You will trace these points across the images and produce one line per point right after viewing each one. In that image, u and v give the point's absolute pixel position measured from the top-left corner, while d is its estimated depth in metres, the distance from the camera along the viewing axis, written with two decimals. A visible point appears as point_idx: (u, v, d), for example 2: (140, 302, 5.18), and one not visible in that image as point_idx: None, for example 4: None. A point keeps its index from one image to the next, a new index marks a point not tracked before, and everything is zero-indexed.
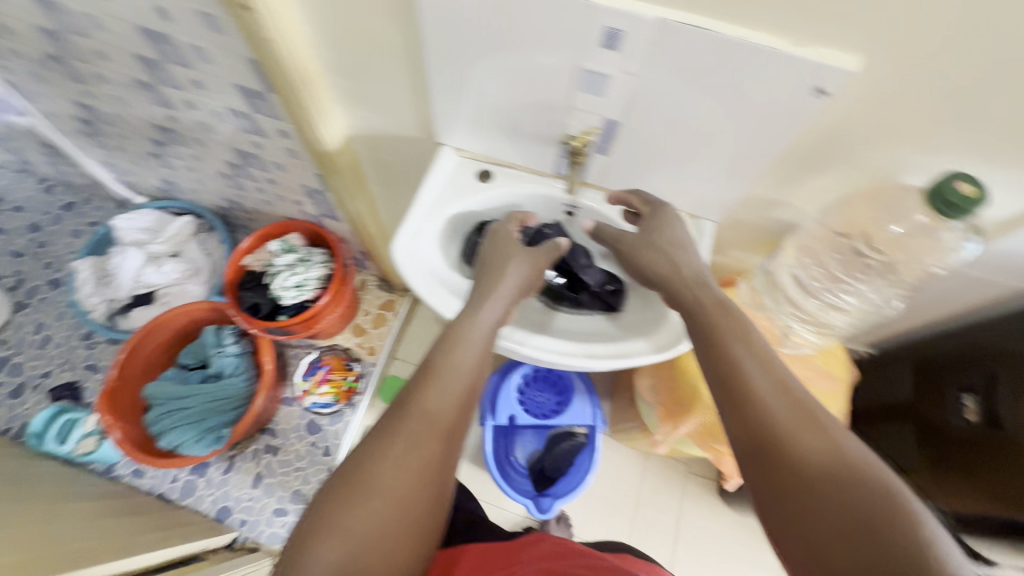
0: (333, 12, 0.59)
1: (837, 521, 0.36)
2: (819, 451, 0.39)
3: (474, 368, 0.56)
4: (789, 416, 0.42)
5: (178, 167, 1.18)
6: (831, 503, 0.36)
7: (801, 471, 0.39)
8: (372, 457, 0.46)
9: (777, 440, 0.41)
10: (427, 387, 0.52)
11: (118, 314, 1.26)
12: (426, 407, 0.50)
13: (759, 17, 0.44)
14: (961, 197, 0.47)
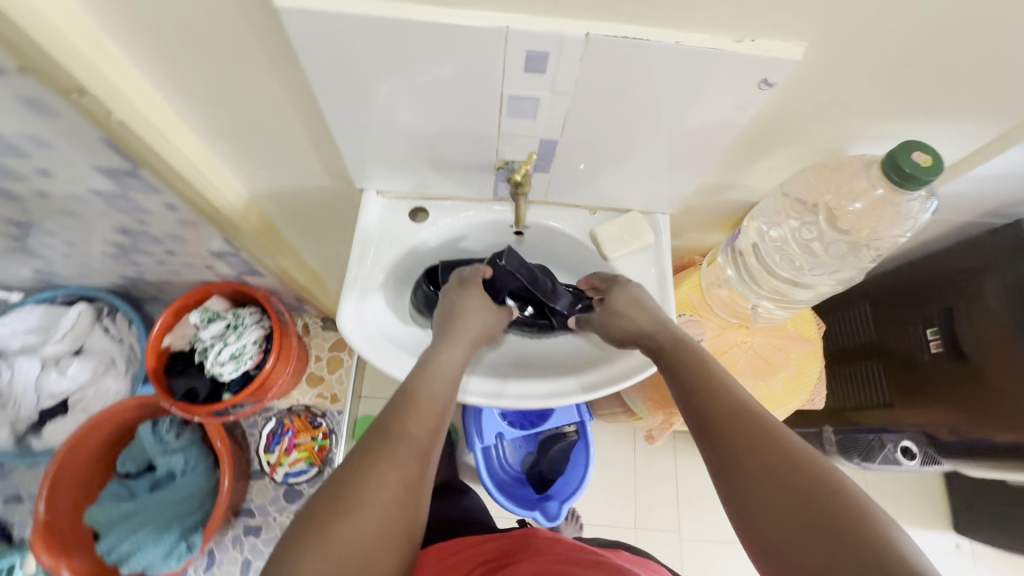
0: (193, 76, 0.48)
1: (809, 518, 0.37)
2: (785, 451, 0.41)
3: (447, 398, 0.52)
4: (767, 427, 0.43)
5: (52, 257, 1.00)
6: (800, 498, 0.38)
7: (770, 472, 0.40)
8: (354, 481, 0.42)
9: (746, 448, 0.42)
10: (406, 415, 0.48)
11: (29, 434, 1.09)
12: (408, 435, 0.47)
13: (694, 17, 0.40)
14: (912, 166, 0.46)
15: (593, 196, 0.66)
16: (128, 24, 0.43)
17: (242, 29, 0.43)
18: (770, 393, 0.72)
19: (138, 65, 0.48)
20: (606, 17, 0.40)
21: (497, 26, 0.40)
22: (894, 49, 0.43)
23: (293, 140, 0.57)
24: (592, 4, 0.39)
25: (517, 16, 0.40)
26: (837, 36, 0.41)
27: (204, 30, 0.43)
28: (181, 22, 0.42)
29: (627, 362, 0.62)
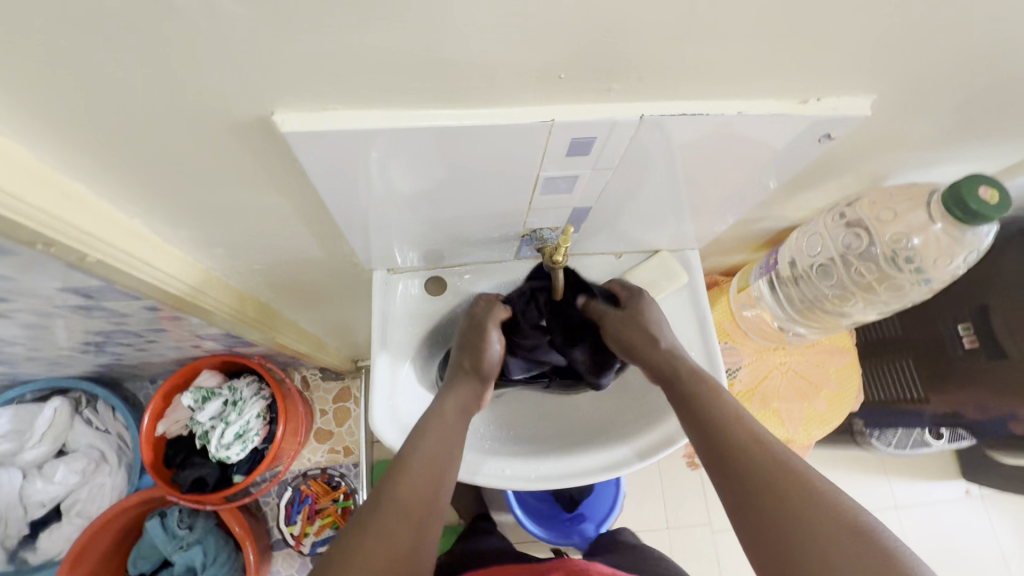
0: (179, 198, 0.41)
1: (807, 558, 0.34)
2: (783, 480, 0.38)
3: (448, 451, 0.48)
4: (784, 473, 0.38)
5: (17, 361, 0.90)
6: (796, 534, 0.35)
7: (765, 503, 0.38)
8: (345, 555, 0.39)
9: (743, 478, 0.39)
10: (399, 477, 0.44)
11: (23, 548, 1.01)
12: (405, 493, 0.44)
13: (756, 84, 0.36)
14: (978, 201, 0.43)
15: (620, 241, 0.62)
16: (99, 163, 0.36)
17: (238, 153, 0.36)
18: (816, 413, 0.71)
19: (113, 198, 0.40)
20: (659, 96, 0.36)
21: (542, 120, 0.35)
22: (955, 89, 0.40)
23: (295, 237, 0.51)
24: (648, 86, 0.34)
25: (564, 107, 0.35)
26: (900, 84, 0.39)
27: (192, 159, 0.36)
28: (165, 154, 0.36)
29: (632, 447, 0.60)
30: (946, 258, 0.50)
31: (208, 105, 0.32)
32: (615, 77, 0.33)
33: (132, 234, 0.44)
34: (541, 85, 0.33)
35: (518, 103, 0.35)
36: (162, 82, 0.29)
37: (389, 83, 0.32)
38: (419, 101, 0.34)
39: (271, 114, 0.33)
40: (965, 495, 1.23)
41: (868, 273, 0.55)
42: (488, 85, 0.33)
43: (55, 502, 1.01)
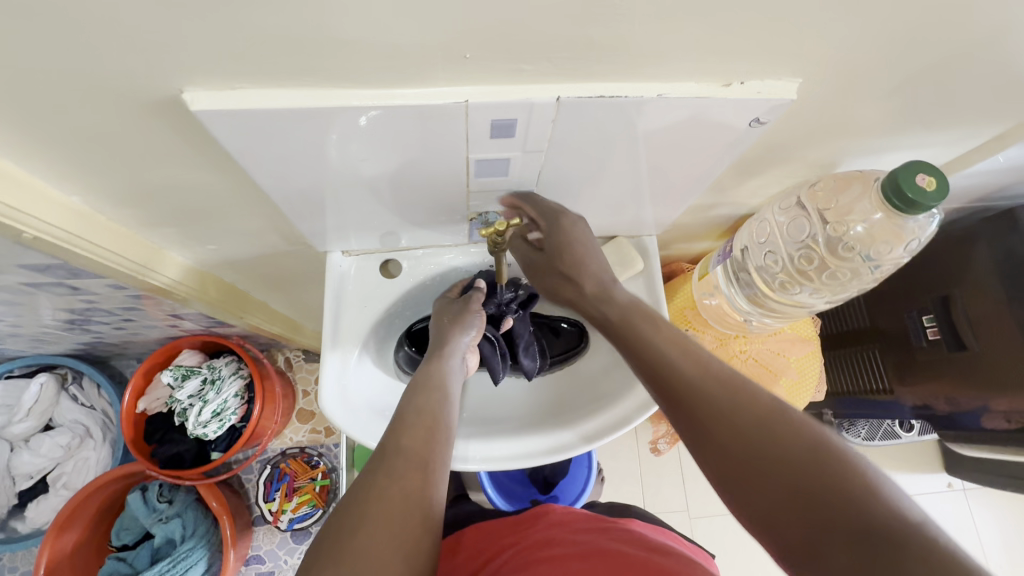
0: (118, 177, 0.42)
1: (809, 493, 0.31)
2: (769, 416, 0.35)
3: (445, 410, 0.50)
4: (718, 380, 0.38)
5: (1, 337, 0.92)
6: (795, 471, 0.32)
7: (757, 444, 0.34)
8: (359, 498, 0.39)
9: (728, 426, 0.36)
10: (400, 429, 0.45)
11: (13, 518, 1.04)
12: (410, 447, 0.44)
13: (671, 65, 0.36)
14: (916, 190, 0.42)
15: None
16: (26, 141, 0.37)
17: (161, 130, 0.37)
18: None
19: (50, 177, 0.41)
20: (576, 77, 0.36)
21: (456, 100, 0.36)
22: (885, 76, 0.40)
23: (245, 217, 0.52)
24: (558, 67, 0.35)
25: (475, 88, 0.36)
26: (824, 71, 0.38)
27: (118, 138, 0.37)
28: (89, 133, 0.36)
29: (607, 420, 0.62)
30: (888, 246, 0.50)
31: (119, 83, 0.32)
32: (523, 58, 0.34)
33: (73, 212, 0.45)
34: (449, 64, 0.34)
35: (430, 84, 0.36)
36: (68, 60, 0.30)
37: (297, 63, 0.33)
38: (333, 82, 0.35)
39: (180, 92, 0.34)
40: (947, 488, 1.23)
41: (826, 262, 0.54)
42: (395, 66, 0.33)
43: (42, 475, 1.04)
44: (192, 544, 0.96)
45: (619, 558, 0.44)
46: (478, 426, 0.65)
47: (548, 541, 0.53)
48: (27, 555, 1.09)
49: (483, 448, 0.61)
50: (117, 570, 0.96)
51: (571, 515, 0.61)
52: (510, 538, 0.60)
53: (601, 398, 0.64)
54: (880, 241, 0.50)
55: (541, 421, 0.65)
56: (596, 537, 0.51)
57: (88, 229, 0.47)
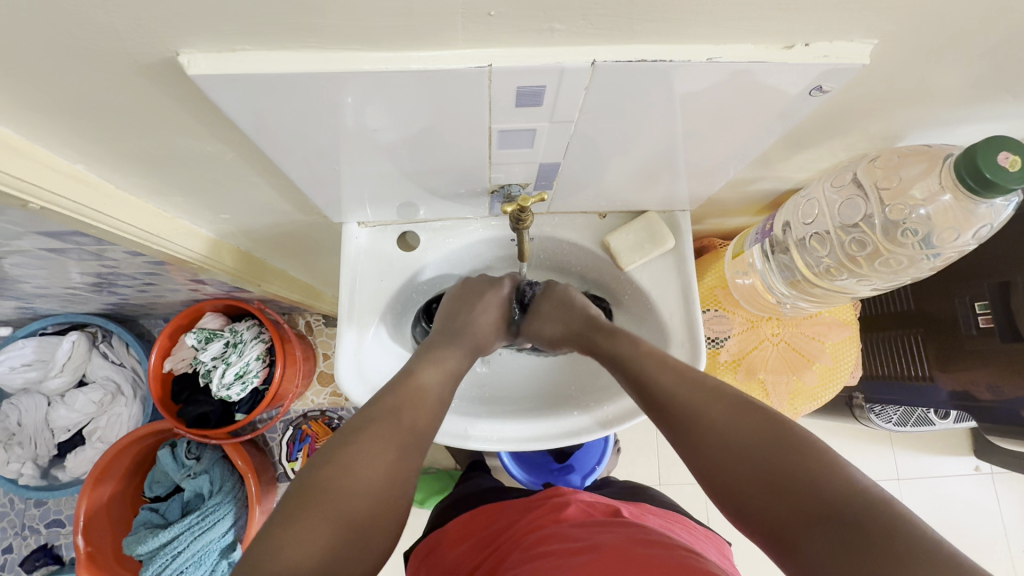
0: (122, 145, 0.40)
1: (785, 474, 0.36)
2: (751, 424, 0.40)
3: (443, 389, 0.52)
4: (692, 396, 0.44)
5: (29, 297, 0.94)
6: (778, 472, 0.37)
7: (741, 447, 0.39)
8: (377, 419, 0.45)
9: (719, 438, 0.41)
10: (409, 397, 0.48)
11: (53, 467, 1.09)
12: (410, 422, 0.46)
13: (726, 24, 0.31)
14: (996, 169, 0.37)
15: (602, 201, 0.59)
16: (24, 107, 0.34)
17: (161, 93, 0.34)
18: (805, 387, 0.67)
19: (52, 145, 0.39)
20: (613, 39, 0.32)
21: (478, 65, 0.32)
22: (981, 37, 0.34)
23: (260, 186, 0.50)
24: (593, 28, 0.31)
25: (501, 50, 0.33)
26: (908, 31, 0.33)
27: (116, 106, 0.35)
28: (87, 97, 0.34)
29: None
30: (953, 233, 0.45)
31: (109, 42, 0.29)
32: (554, 17, 0.30)
33: (79, 181, 0.43)
34: (468, 24, 0.30)
35: (449, 46, 0.32)
36: (46, 15, 0.27)
37: (299, 23, 0.29)
38: (345, 44, 0.31)
39: (177, 55, 0.31)
40: (974, 471, 1.19)
41: (881, 251, 0.49)
42: (410, 26, 0.30)
43: (79, 428, 1.08)
44: (218, 500, 1.00)
45: (624, 555, 0.44)
46: (505, 407, 0.66)
47: (553, 535, 0.53)
48: (69, 501, 1.15)
49: (497, 432, 0.62)
50: (151, 520, 1.01)
51: (584, 508, 0.61)
52: (521, 529, 0.60)
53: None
54: (950, 225, 0.45)
55: (574, 400, 0.65)
56: (599, 533, 0.51)
57: (97, 201, 0.45)
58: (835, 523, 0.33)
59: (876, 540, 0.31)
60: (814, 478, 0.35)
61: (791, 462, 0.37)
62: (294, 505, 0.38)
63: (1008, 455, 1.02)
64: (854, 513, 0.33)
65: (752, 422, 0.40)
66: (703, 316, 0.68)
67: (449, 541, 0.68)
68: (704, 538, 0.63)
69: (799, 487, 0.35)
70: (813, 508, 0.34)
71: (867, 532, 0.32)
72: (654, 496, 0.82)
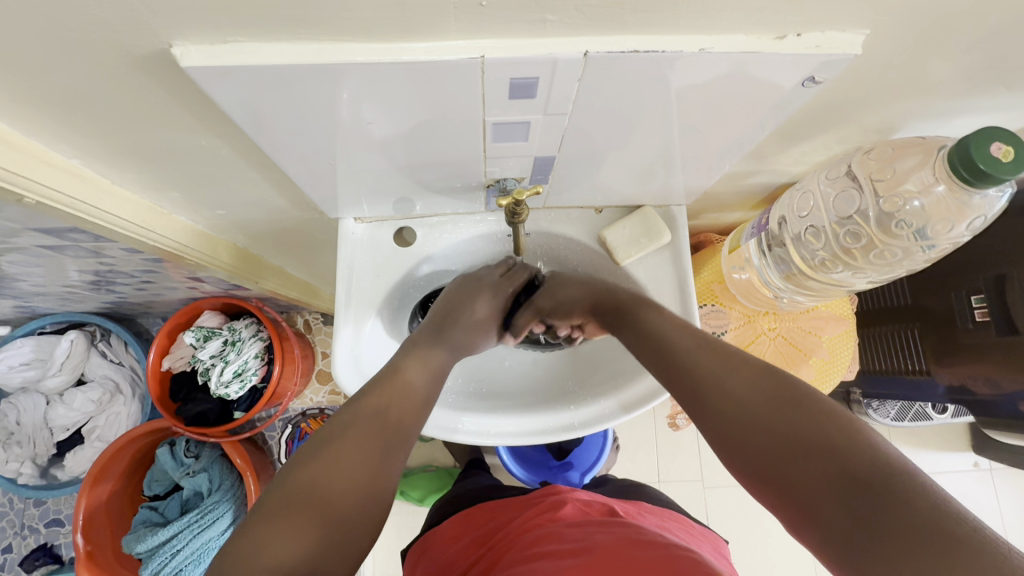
0: (116, 139, 0.40)
1: (800, 437, 0.35)
2: (768, 386, 0.39)
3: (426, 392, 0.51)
4: (707, 359, 0.43)
5: (27, 296, 0.94)
6: (792, 435, 0.35)
7: (755, 407, 0.38)
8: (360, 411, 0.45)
9: (733, 399, 0.39)
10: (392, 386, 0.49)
11: (52, 466, 1.09)
12: (395, 416, 0.46)
13: (717, 14, 0.31)
14: (989, 160, 0.37)
15: (598, 196, 0.59)
16: (20, 101, 0.35)
17: (155, 86, 0.34)
18: (802, 382, 0.67)
19: (47, 139, 0.39)
20: (605, 29, 0.32)
21: (471, 57, 0.33)
22: (973, 26, 0.34)
23: (256, 182, 0.50)
24: (585, 19, 0.31)
25: (494, 42, 0.33)
26: (900, 21, 0.33)
27: (110, 99, 0.35)
28: (82, 91, 0.34)
29: (643, 390, 0.60)
30: (947, 225, 0.45)
31: (102, 35, 0.30)
32: (546, 7, 0.30)
33: (75, 177, 0.43)
34: (460, 14, 0.30)
35: (442, 37, 0.32)
36: (41, 6, 0.27)
37: (290, 13, 0.29)
38: (337, 35, 0.31)
39: (169, 47, 0.31)
40: (973, 468, 1.19)
41: (877, 245, 0.49)
42: (402, 17, 0.30)
43: (78, 427, 1.08)
44: (218, 498, 1.00)
45: (620, 551, 0.44)
46: (503, 402, 0.66)
47: (549, 535, 0.53)
48: (69, 500, 1.15)
49: (494, 426, 0.62)
50: (150, 518, 1.01)
51: (581, 507, 0.61)
52: (518, 527, 0.60)
53: (629, 370, 0.62)
54: (944, 217, 0.45)
55: (571, 395, 0.65)
56: (595, 533, 0.51)
57: (92, 196, 0.45)
58: (851, 487, 0.32)
59: (899, 501, 0.30)
60: (829, 441, 0.34)
61: (809, 424, 0.35)
62: (263, 513, 0.37)
63: (1007, 451, 1.02)
64: (874, 473, 0.31)
65: (768, 384, 0.39)
66: (700, 311, 0.68)
67: (446, 538, 0.68)
68: (699, 536, 0.63)
69: (813, 450, 0.34)
70: (827, 472, 0.33)
71: (887, 494, 0.30)
72: (651, 492, 0.82)
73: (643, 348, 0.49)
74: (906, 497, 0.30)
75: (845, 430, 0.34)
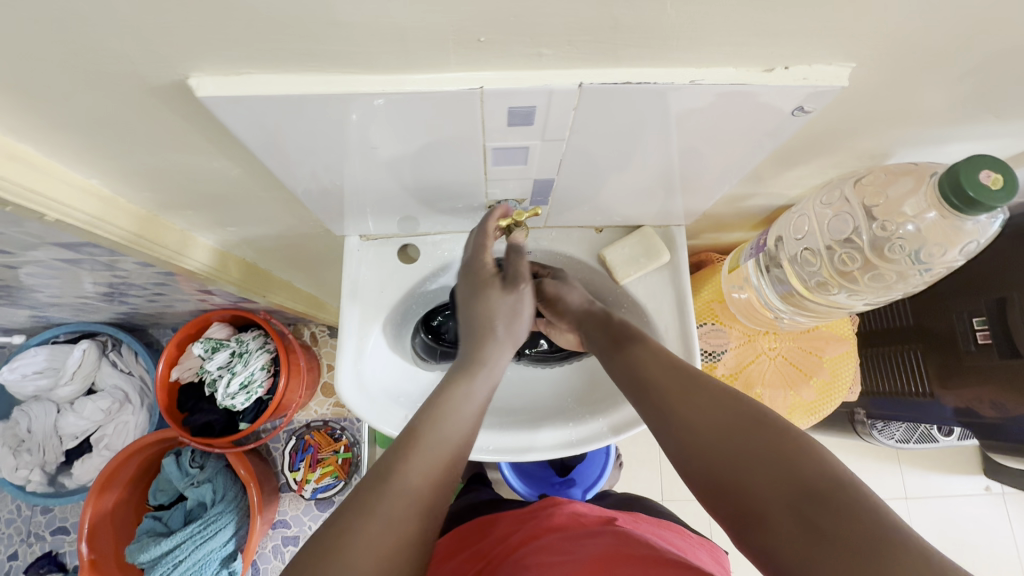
0: (134, 161, 0.42)
1: (754, 453, 0.36)
2: (725, 405, 0.39)
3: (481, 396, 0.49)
4: (669, 379, 0.44)
5: (43, 306, 0.97)
6: (745, 453, 0.36)
7: (713, 426, 0.38)
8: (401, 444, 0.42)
9: (694, 419, 0.40)
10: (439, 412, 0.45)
11: (61, 474, 1.11)
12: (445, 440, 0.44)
13: (709, 48, 0.33)
14: (978, 188, 0.38)
15: (599, 216, 0.60)
16: (47, 125, 0.37)
17: (173, 113, 0.36)
18: (802, 402, 0.67)
19: (68, 160, 0.41)
20: (600, 63, 0.34)
21: (470, 87, 0.34)
22: (959, 58, 0.35)
23: (266, 200, 0.52)
24: (580, 52, 0.33)
25: (493, 73, 0.34)
26: (885, 54, 0.34)
27: (130, 124, 0.37)
28: (105, 118, 0.36)
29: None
30: (941, 249, 0.46)
31: (126, 67, 0.32)
32: (542, 42, 0.31)
33: (93, 195, 0.45)
34: (460, 48, 0.32)
35: (442, 69, 0.34)
36: (70, 43, 0.29)
37: (300, 48, 0.31)
38: (344, 67, 0.33)
39: (187, 78, 0.33)
40: (985, 491, 1.17)
41: (874, 266, 0.50)
42: (404, 51, 0.32)
43: (86, 436, 1.10)
44: (220, 509, 1.02)
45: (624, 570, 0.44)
46: (507, 417, 0.66)
47: (548, 545, 0.54)
48: (75, 508, 1.17)
49: (505, 440, 0.63)
50: (154, 528, 1.02)
51: (580, 516, 0.61)
52: (518, 538, 0.60)
53: None
54: (937, 242, 0.45)
55: (574, 410, 0.66)
56: (595, 542, 0.51)
57: (109, 213, 0.47)
58: (801, 500, 0.33)
59: (848, 522, 0.30)
60: (781, 456, 0.35)
61: (766, 444, 0.36)
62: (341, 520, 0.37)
63: (1017, 475, 1.00)
64: (823, 494, 0.32)
65: (723, 403, 0.39)
66: (700, 330, 0.69)
67: (444, 552, 0.68)
68: (699, 545, 0.63)
69: (764, 468, 0.35)
70: (777, 488, 0.34)
71: (833, 509, 0.31)
72: (652, 504, 0.82)
73: (613, 369, 0.50)
74: (857, 521, 0.30)
75: (798, 449, 0.35)
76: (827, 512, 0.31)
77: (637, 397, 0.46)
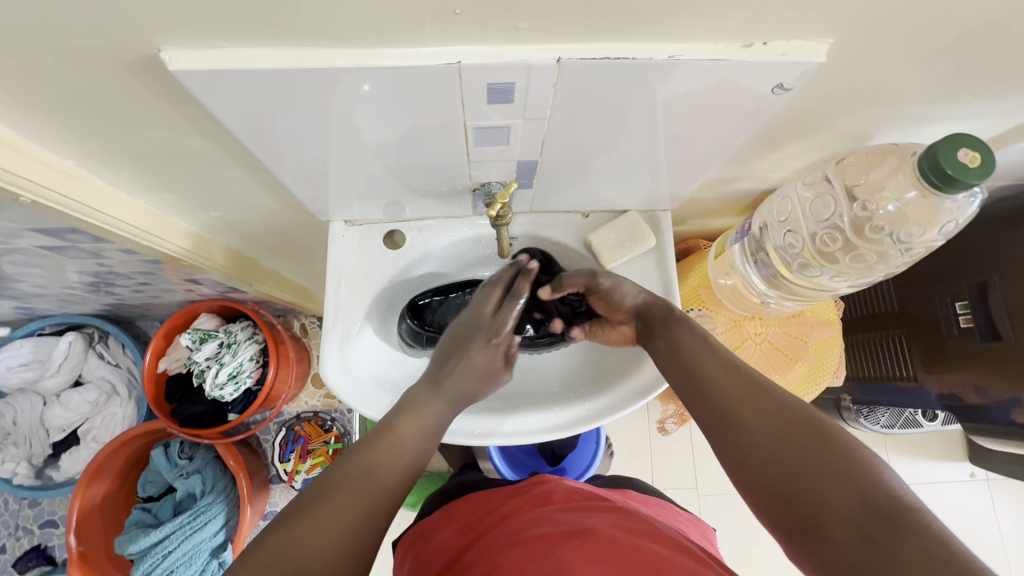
0: (110, 141, 0.42)
1: (819, 465, 0.35)
2: (788, 414, 0.39)
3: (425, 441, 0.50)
4: (728, 380, 0.43)
5: (27, 297, 0.95)
6: (809, 466, 0.36)
7: (776, 434, 0.38)
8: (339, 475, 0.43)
9: (756, 425, 0.39)
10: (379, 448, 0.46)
11: (48, 467, 1.10)
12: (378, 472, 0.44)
13: (687, 23, 0.33)
14: (957, 167, 0.38)
15: (584, 201, 0.60)
16: (18, 103, 0.36)
17: (146, 89, 0.36)
18: (787, 386, 0.68)
19: (44, 140, 0.41)
20: (578, 37, 0.33)
21: (448, 62, 0.34)
22: (937, 35, 0.35)
23: (248, 184, 0.51)
24: (558, 26, 0.32)
25: (470, 48, 0.34)
26: (863, 30, 0.34)
27: (104, 102, 0.37)
28: (78, 95, 0.36)
29: (635, 385, 0.61)
30: (920, 228, 0.46)
31: (95, 40, 0.31)
32: (518, 15, 0.31)
33: (70, 177, 0.45)
34: (436, 21, 0.31)
35: (418, 43, 0.33)
36: (39, 16, 0.29)
37: (272, 20, 0.31)
38: (319, 40, 0.33)
39: (158, 51, 0.32)
40: (969, 477, 1.19)
41: (857, 245, 0.50)
42: (380, 24, 0.31)
43: (74, 428, 1.09)
44: (210, 500, 1.01)
45: (614, 546, 0.44)
46: (503, 401, 0.66)
47: (538, 519, 0.54)
48: (63, 501, 1.16)
49: (514, 424, 0.63)
50: (143, 519, 1.02)
51: (569, 493, 0.62)
52: (506, 514, 0.60)
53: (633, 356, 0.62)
54: (916, 221, 0.46)
55: (567, 391, 0.66)
56: (587, 516, 0.51)
57: (87, 195, 0.46)
58: (868, 518, 0.32)
59: (915, 546, 0.30)
60: (846, 471, 0.34)
61: (829, 458, 0.36)
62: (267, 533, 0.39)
63: (1001, 461, 1.02)
64: (891, 513, 0.32)
65: (786, 412, 0.39)
66: (687, 316, 0.69)
67: (432, 530, 0.69)
68: (689, 524, 0.63)
69: (831, 481, 0.35)
70: (844, 502, 0.34)
71: (898, 529, 0.31)
72: (643, 485, 0.82)
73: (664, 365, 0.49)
74: (925, 543, 0.30)
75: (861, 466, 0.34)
76: (892, 530, 0.31)
77: (692, 397, 0.45)
